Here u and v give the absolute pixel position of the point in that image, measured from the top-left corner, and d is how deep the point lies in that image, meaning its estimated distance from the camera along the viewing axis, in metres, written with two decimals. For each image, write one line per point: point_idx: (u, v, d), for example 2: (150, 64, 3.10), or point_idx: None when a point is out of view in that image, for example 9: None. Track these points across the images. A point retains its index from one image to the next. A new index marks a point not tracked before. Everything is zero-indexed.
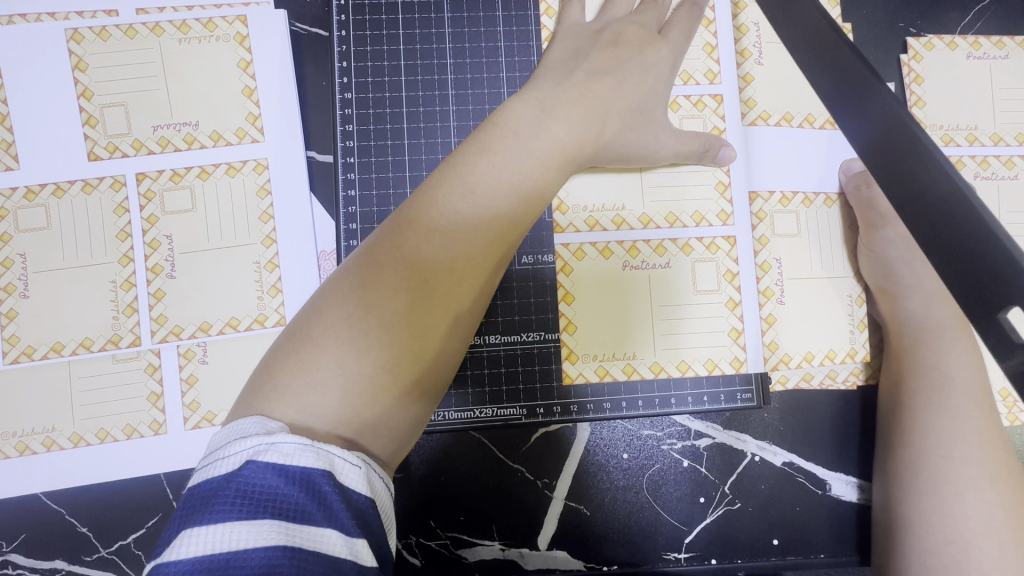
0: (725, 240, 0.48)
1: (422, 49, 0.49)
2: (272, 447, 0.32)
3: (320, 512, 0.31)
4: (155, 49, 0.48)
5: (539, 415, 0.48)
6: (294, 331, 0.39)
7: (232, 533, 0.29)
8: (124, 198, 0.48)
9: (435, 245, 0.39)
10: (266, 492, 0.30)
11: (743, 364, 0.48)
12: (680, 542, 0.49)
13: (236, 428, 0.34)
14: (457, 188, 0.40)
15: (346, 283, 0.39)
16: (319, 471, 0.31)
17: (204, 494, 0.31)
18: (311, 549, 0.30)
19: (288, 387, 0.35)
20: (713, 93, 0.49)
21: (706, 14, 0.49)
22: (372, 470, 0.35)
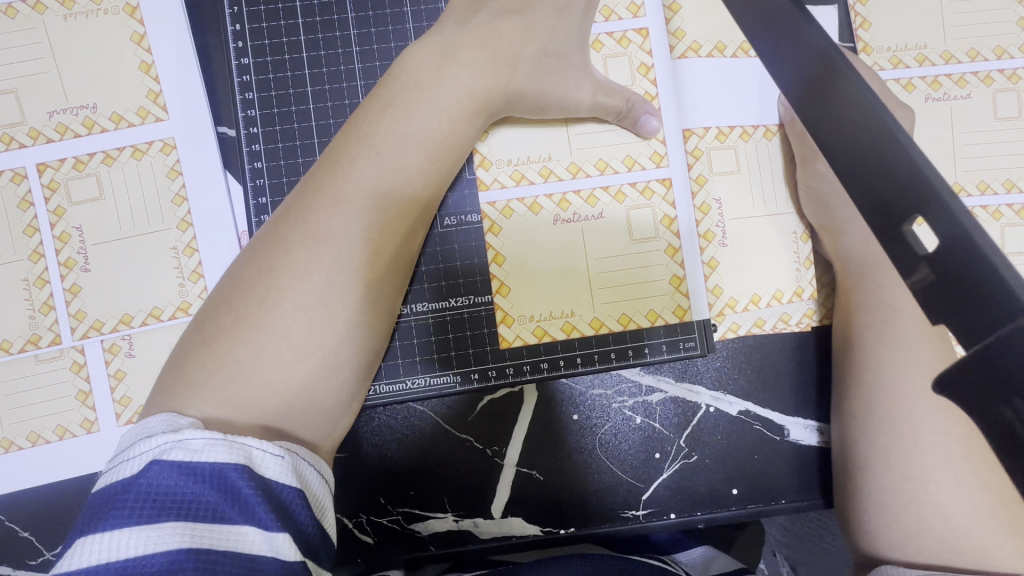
0: (660, 184, 0.46)
1: (321, 6, 0.46)
2: (177, 444, 0.28)
3: (235, 511, 0.27)
4: (40, 28, 0.45)
5: (474, 381, 0.47)
6: (200, 320, 0.36)
7: (128, 542, 0.25)
8: (27, 191, 0.46)
9: (344, 214, 0.36)
10: (169, 494, 0.27)
11: (686, 313, 0.47)
12: (637, 500, 0.48)
13: (144, 427, 0.30)
14: (362, 150, 0.37)
15: (250, 261, 0.36)
16: (233, 467, 0.28)
17: (100, 500, 0.27)
18: (224, 552, 0.26)
19: (187, 371, 0.33)
20: (638, 27, 0.46)
21: None
22: (299, 459, 0.32)
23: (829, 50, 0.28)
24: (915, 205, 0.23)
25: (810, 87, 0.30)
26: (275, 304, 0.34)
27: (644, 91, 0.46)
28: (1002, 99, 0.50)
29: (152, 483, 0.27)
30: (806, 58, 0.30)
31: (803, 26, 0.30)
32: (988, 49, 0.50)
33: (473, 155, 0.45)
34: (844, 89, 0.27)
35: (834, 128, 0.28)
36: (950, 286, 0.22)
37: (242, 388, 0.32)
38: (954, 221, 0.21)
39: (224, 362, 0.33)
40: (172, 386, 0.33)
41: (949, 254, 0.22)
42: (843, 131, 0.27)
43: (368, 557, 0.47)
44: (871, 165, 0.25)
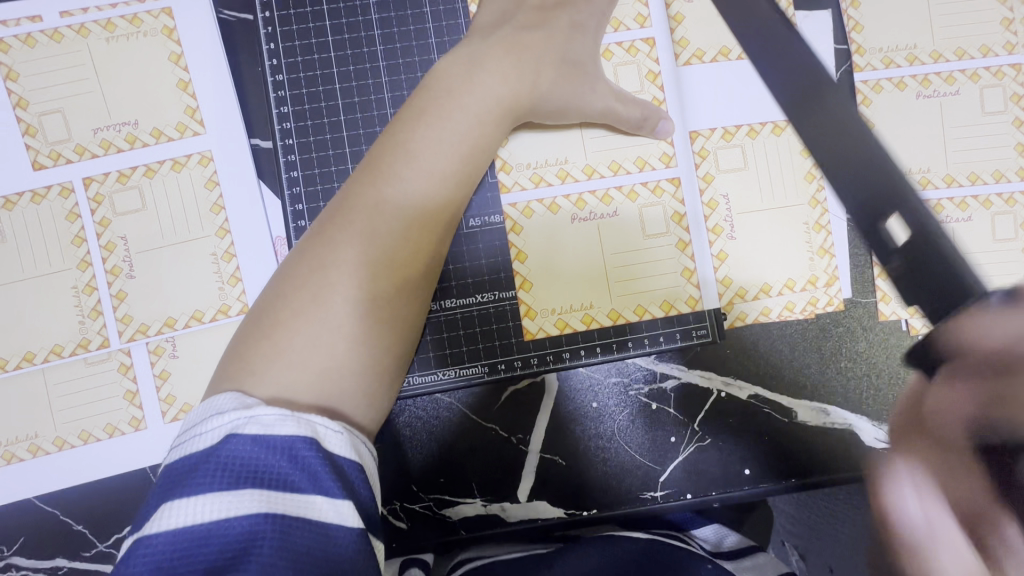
0: (670, 183, 0.49)
1: (348, 24, 0.48)
2: (252, 420, 0.31)
3: (306, 479, 0.31)
4: (84, 51, 0.48)
5: (500, 372, 0.49)
6: (254, 318, 0.39)
7: (216, 505, 0.29)
8: (74, 204, 0.49)
9: (384, 215, 0.40)
10: (247, 464, 0.30)
11: (698, 303, 0.49)
12: (655, 482, 0.51)
13: (211, 405, 0.33)
14: (399, 157, 0.41)
15: (298, 264, 0.39)
16: (302, 440, 0.31)
17: (186, 469, 0.31)
18: (298, 515, 0.30)
19: (243, 367, 0.36)
20: (645, 37, 0.49)
21: None
22: (355, 438, 0.35)
23: None
24: None
25: None
26: (326, 300, 0.37)
27: (652, 96, 0.49)
28: (989, 95, 0.53)
29: (232, 454, 0.30)
30: None
31: None
32: (974, 47, 0.53)
33: (494, 160, 0.48)
34: None
35: None
36: None
37: (299, 378, 0.35)
38: None
39: (279, 355, 0.36)
40: (232, 377, 0.36)
41: None
42: None
43: (402, 541, 0.50)
44: None
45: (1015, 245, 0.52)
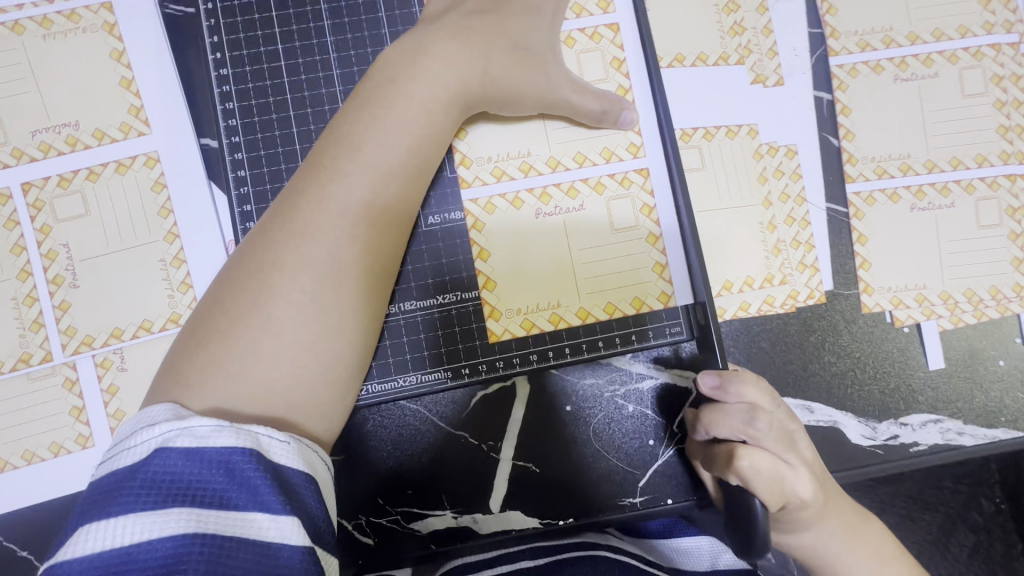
0: (638, 173, 0.47)
1: (297, 15, 0.46)
2: (185, 431, 0.30)
3: (242, 493, 0.29)
4: (19, 50, 0.46)
5: (464, 376, 0.47)
6: (193, 327, 0.37)
7: (141, 524, 0.27)
8: (13, 211, 0.46)
9: (328, 213, 0.37)
10: (179, 478, 0.29)
11: (671, 299, 0.47)
12: (634, 487, 0.48)
13: (144, 418, 0.31)
14: (345, 152, 0.39)
15: (241, 269, 0.37)
16: (241, 451, 0.30)
17: (112, 486, 0.29)
18: (231, 533, 0.28)
19: (184, 376, 0.34)
20: (608, 22, 0.47)
21: None
22: (307, 446, 0.34)
23: None
24: None
25: None
26: (268, 304, 0.35)
27: (617, 84, 0.47)
28: (968, 76, 0.51)
29: (162, 469, 0.29)
30: None
31: None
32: (953, 28, 0.51)
33: (453, 153, 0.46)
34: None
35: None
36: None
37: (241, 386, 0.34)
38: None
39: (222, 364, 0.34)
40: (171, 392, 0.34)
41: None
42: None
43: (368, 558, 0.47)
44: None
45: (1000, 231, 0.50)
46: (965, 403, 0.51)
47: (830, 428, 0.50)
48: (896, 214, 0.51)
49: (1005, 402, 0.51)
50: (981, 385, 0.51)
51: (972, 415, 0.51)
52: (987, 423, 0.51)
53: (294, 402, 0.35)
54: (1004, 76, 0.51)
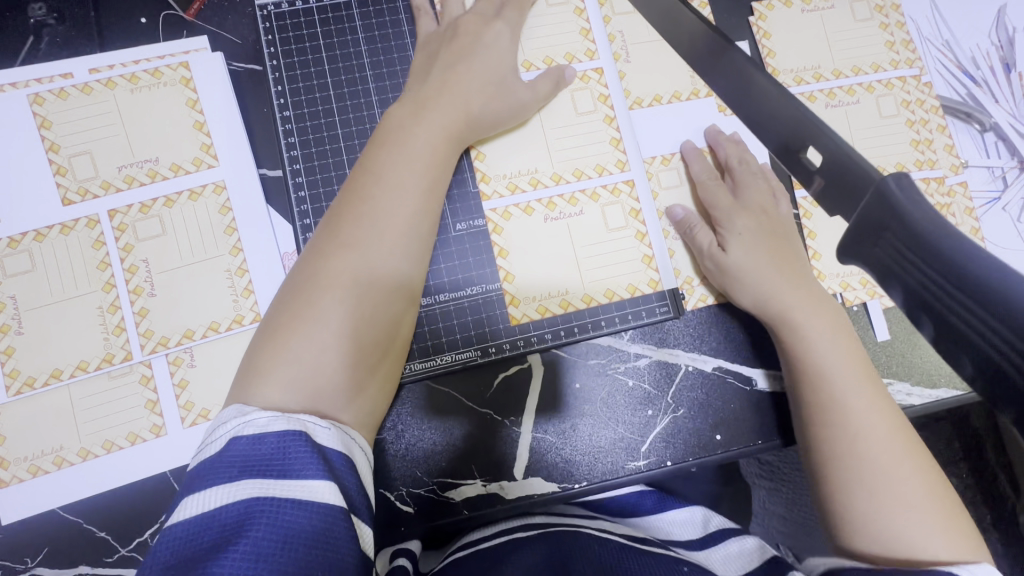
0: (625, 184, 0.57)
1: (345, 67, 0.57)
2: (249, 422, 0.38)
3: (293, 467, 0.36)
4: (110, 101, 0.55)
5: (490, 354, 0.55)
6: (274, 313, 0.45)
7: (224, 494, 0.34)
8: (100, 233, 0.54)
9: (383, 222, 0.47)
10: (247, 459, 0.36)
11: (658, 284, 0.57)
12: (637, 452, 0.56)
13: (217, 421, 0.39)
14: (392, 174, 0.48)
15: (311, 265, 0.46)
16: (293, 433, 0.38)
17: (196, 470, 0.36)
18: (288, 497, 0.34)
19: (278, 347, 0.43)
20: (594, 67, 0.58)
21: (577, 4, 0.59)
22: (345, 434, 0.42)
23: (752, 79, 0.36)
24: (807, 136, 0.32)
25: (739, 97, 0.38)
26: (339, 290, 0.44)
27: (604, 114, 0.58)
28: (883, 102, 0.63)
29: (235, 453, 0.36)
30: (739, 88, 0.37)
31: (731, 62, 0.38)
32: (867, 65, 0.64)
33: (475, 172, 0.56)
34: (763, 84, 0.35)
35: (759, 115, 0.36)
36: (840, 183, 0.30)
37: (321, 358, 0.42)
38: (834, 143, 0.30)
39: (302, 337, 0.43)
40: (261, 365, 0.42)
41: (833, 164, 0.30)
42: (766, 112, 0.35)
43: (409, 525, 0.54)
44: (783, 118, 0.34)
45: None
46: (912, 368, 0.60)
47: None
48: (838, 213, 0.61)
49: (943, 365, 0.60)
50: (921, 355, 0.60)
51: (918, 378, 0.60)
52: (930, 385, 0.60)
53: (357, 369, 0.45)
54: (912, 101, 0.64)
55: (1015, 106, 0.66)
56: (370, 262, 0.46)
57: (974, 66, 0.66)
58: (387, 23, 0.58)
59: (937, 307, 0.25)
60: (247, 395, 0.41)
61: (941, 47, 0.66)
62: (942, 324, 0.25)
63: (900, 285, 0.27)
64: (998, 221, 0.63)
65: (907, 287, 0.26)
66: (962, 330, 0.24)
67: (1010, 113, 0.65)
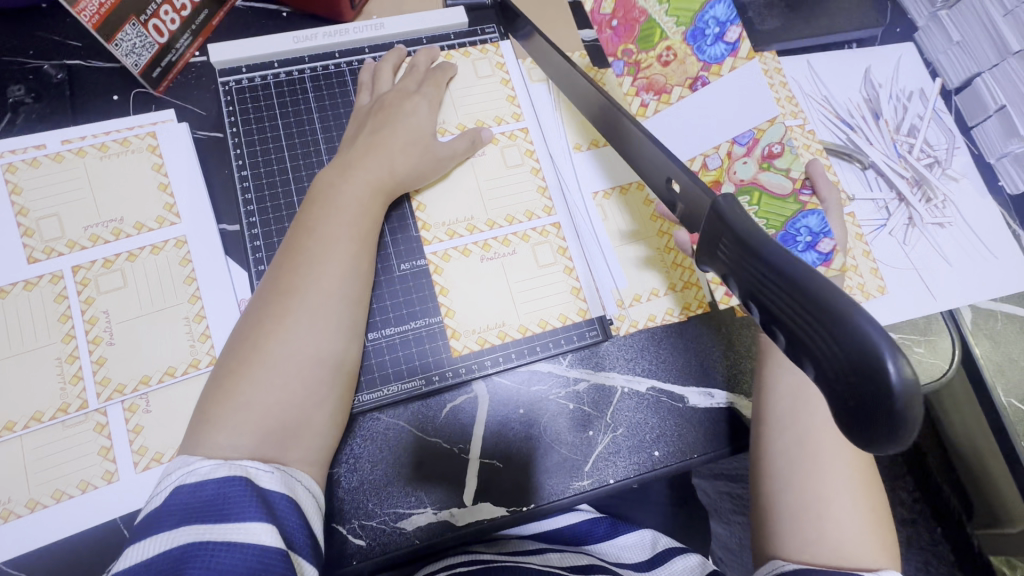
0: (552, 226, 0.64)
1: (299, 131, 0.64)
2: (191, 472, 0.41)
3: (232, 508, 0.39)
4: (80, 168, 0.60)
5: (435, 382, 0.59)
6: (228, 354, 0.48)
7: (160, 541, 0.37)
8: (62, 288, 0.57)
9: (325, 268, 0.51)
10: (187, 506, 0.39)
11: (588, 312, 0.63)
12: (581, 472, 0.59)
13: (167, 471, 0.42)
14: (336, 225, 0.53)
15: (261, 309, 0.49)
16: (232, 478, 0.41)
17: (142, 520, 0.39)
18: (223, 540, 0.37)
19: (232, 383, 0.46)
20: (520, 127, 0.67)
21: (503, 76, 0.68)
22: (289, 477, 0.45)
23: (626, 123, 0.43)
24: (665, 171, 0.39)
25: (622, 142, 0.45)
26: (287, 330, 0.48)
27: (530, 166, 0.66)
28: None
29: (176, 501, 0.39)
30: (622, 130, 0.44)
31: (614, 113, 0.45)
32: None
33: (417, 220, 0.62)
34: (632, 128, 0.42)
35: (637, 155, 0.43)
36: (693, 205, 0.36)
37: (270, 394, 0.46)
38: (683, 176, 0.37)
39: (253, 375, 0.46)
40: (214, 404, 0.45)
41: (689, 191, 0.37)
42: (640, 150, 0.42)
43: (362, 558, 0.55)
44: (651, 155, 0.41)
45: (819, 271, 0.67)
46: None
47: (729, 408, 0.63)
48: None
49: None
50: None
51: None
52: None
53: (306, 402, 0.48)
54: (800, 145, 0.74)
55: (887, 146, 0.77)
56: (319, 304, 0.50)
57: (849, 115, 0.78)
58: (337, 93, 0.66)
59: (762, 298, 0.30)
60: (201, 437, 0.44)
61: (821, 101, 0.78)
62: (766, 309, 0.30)
63: (739, 284, 0.32)
64: (886, 245, 0.72)
65: (743, 284, 0.32)
66: (779, 315, 0.29)
67: (884, 152, 0.76)
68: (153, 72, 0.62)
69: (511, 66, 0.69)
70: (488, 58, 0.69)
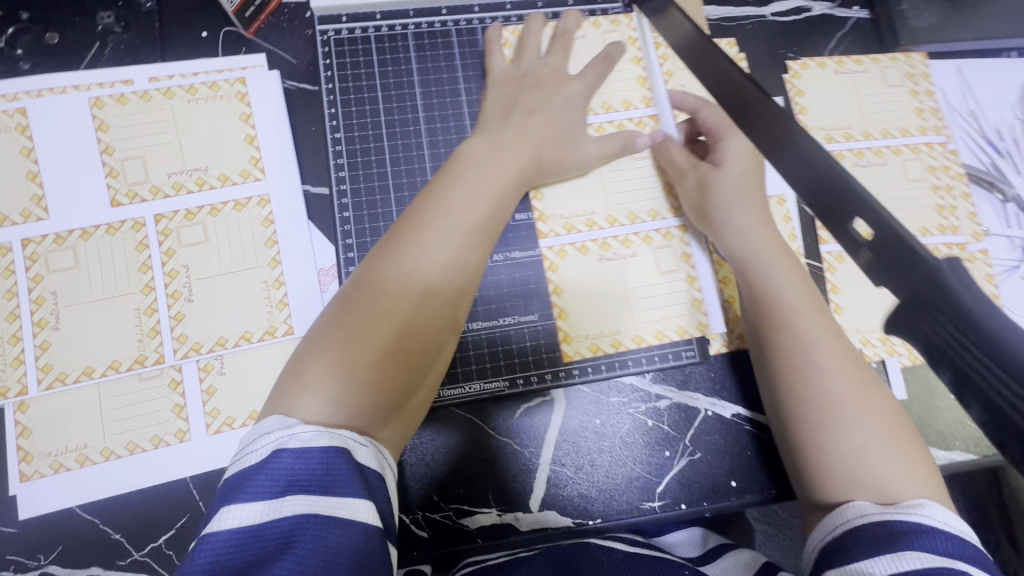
0: (678, 230, 0.60)
1: (397, 95, 0.59)
2: (293, 436, 0.38)
3: (341, 480, 0.37)
4: (167, 109, 0.57)
5: (519, 386, 0.57)
6: (333, 310, 0.46)
7: (264, 507, 0.35)
8: (144, 236, 0.55)
9: (442, 235, 0.48)
10: (291, 473, 0.36)
11: (708, 328, 0.58)
12: (653, 492, 0.57)
13: (261, 428, 0.40)
14: (455, 202, 0.50)
15: (373, 270, 0.47)
16: (335, 449, 0.38)
17: (238, 478, 0.37)
18: (330, 515, 0.35)
19: (333, 339, 0.43)
20: (649, 114, 0.62)
21: (635, 53, 0.63)
22: (378, 451, 0.42)
23: (793, 130, 0.37)
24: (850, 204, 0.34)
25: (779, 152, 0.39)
26: (398, 296, 0.46)
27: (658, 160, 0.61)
28: (911, 166, 0.65)
29: (277, 465, 0.37)
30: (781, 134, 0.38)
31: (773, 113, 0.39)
32: (896, 129, 0.66)
33: (533, 211, 0.59)
34: (800, 139, 0.37)
35: (796, 170, 0.38)
36: (882, 246, 0.31)
37: (370, 360, 0.43)
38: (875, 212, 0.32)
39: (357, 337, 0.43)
40: (313, 358, 0.43)
41: (878, 231, 0.31)
42: (806, 168, 0.37)
43: (423, 549, 0.54)
44: (825, 177, 0.35)
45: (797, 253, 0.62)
46: (930, 428, 0.61)
47: None
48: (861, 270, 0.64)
49: (958, 427, 0.61)
50: (936, 411, 0.62)
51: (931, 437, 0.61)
52: (945, 446, 0.61)
53: (399, 376, 0.45)
54: (937, 167, 0.66)
55: None
56: (431, 275, 0.47)
57: (998, 137, 0.69)
58: (440, 55, 0.60)
59: (985, 394, 0.26)
60: (292, 396, 0.41)
61: (967, 116, 0.69)
62: (992, 411, 0.26)
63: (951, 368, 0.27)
64: (1017, 290, 0.65)
65: (957, 372, 0.27)
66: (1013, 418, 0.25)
67: None
68: (247, 11, 0.58)
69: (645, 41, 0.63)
70: (603, 32, 0.63)
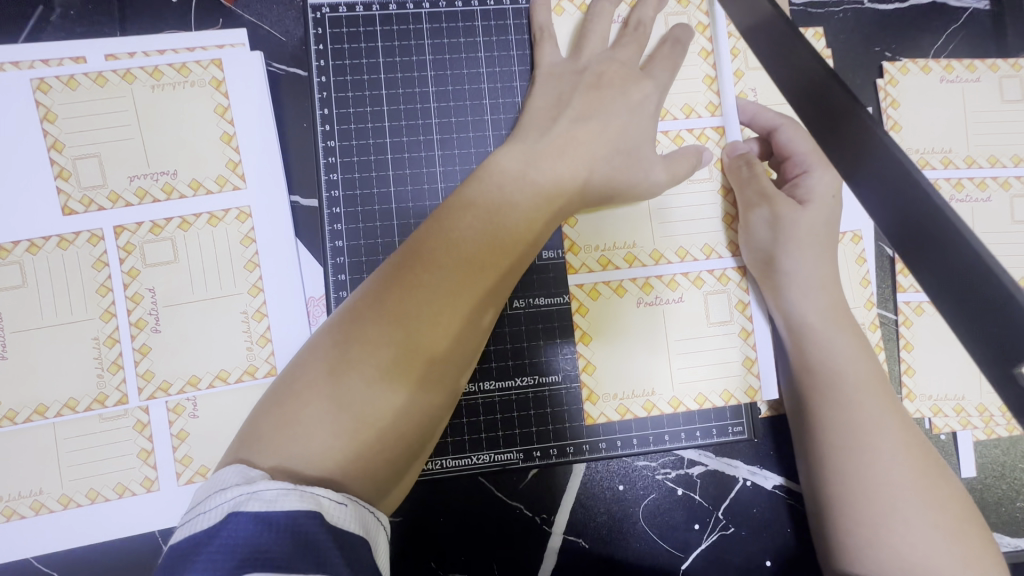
0: (735, 271, 0.50)
1: (405, 94, 0.49)
2: (253, 494, 0.27)
3: (317, 553, 0.26)
4: (127, 97, 0.47)
5: (535, 459, 0.49)
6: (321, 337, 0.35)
7: None
8: (103, 252, 0.47)
9: (461, 236, 0.38)
10: (246, 544, 0.26)
11: (757, 392, 0.50)
12: (678, 569, 0.50)
13: (217, 483, 0.30)
14: (471, 214, 0.39)
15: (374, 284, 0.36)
16: (305, 513, 0.27)
17: (181, 553, 0.26)
18: None
19: (317, 376, 0.33)
20: (714, 124, 0.50)
21: (703, 46, 0.50)
22: (363, 510, 0.31)
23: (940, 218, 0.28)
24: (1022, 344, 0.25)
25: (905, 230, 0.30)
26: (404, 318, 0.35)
27: (719, 184, 0.50)
28: (1019, 204, 0.54)
29: (231, 534, 0.26)
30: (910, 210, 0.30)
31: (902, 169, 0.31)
32: (1007, 156, 0.55)
33: (564, 239, 0.50)
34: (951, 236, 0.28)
35: (931, 267, 0.29)
36: None
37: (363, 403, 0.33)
38: None
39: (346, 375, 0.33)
40: (289, 404, 0.33)
41: None
42: (953, 276, 0.28)
43: None
44: (984, 306, 0.26)
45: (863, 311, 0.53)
46: (997, 513, 0.54)
47: None
48: (942, 328, 0.54)
49: None
50: (1010, 493, 0.54)
51: (999, 523, 0.54)
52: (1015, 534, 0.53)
53: (398, 422, 0.34)
54: None
55: None
56: (448, 285, 0.36)
57: None
58: (460, 45, 0.49)
59: None
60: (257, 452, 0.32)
61: None
62: None
63: None
64: None
65: None
66: None
67: None
68: None
69: (717, 32, 0.51)
70: (665, 19, 0.50)
